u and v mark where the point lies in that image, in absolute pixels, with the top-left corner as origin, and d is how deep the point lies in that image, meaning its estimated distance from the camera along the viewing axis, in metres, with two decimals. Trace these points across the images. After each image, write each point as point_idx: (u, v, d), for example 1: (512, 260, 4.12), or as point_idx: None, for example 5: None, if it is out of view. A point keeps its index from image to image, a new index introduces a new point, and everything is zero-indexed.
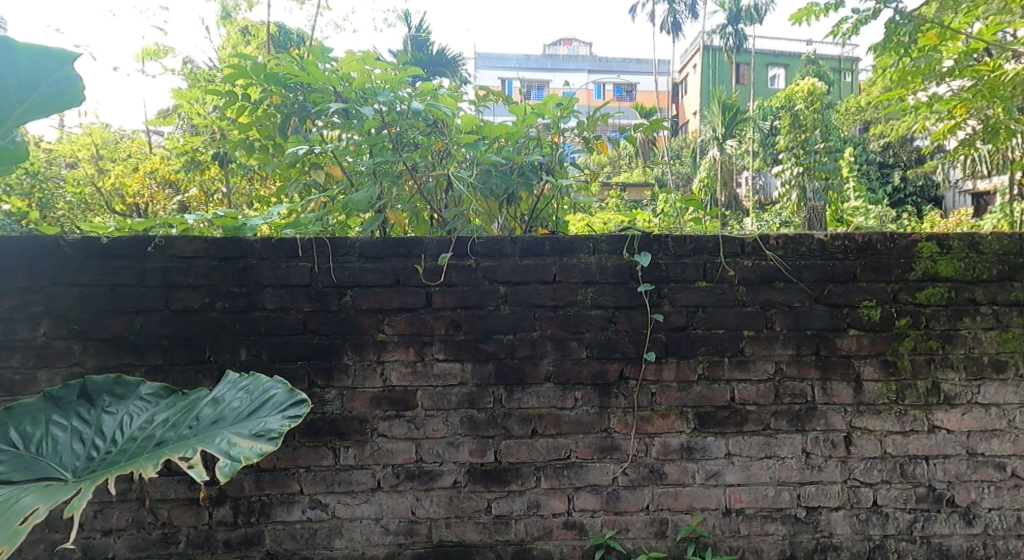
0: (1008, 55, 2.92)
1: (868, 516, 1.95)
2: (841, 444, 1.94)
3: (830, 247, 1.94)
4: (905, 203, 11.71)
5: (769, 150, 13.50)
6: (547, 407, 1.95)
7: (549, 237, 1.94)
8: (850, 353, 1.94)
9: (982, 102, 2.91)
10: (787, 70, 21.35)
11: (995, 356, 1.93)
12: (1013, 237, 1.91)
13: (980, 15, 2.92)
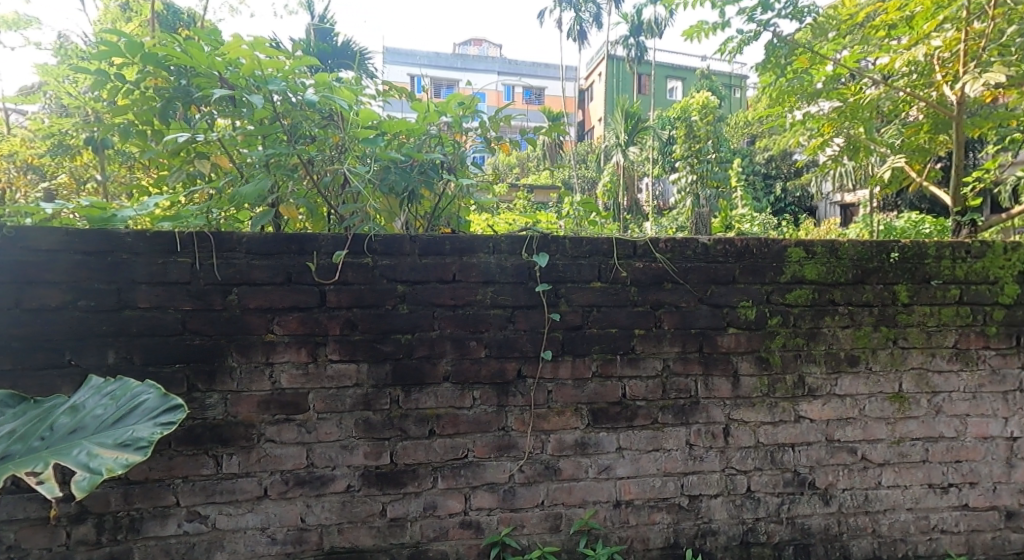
0: (866, 81, 3.28)
1: (742, 501, 2.09)
2: (720, 435, 2.08)
3: (713, 250, 2.07)
4: (785, 212, 12.72)
5: (667, 158, 14.18)
6: (444, 407, 1.94)
7: (448, 236, 1.94)
8: (729, 350, 2.08)
9: (844, 123, 3.27)
10: (684, 82, 22.48)
11: (849, 352, 2.14)
12: (866, 244, 2.13)
13: (844, 44, 3.23)
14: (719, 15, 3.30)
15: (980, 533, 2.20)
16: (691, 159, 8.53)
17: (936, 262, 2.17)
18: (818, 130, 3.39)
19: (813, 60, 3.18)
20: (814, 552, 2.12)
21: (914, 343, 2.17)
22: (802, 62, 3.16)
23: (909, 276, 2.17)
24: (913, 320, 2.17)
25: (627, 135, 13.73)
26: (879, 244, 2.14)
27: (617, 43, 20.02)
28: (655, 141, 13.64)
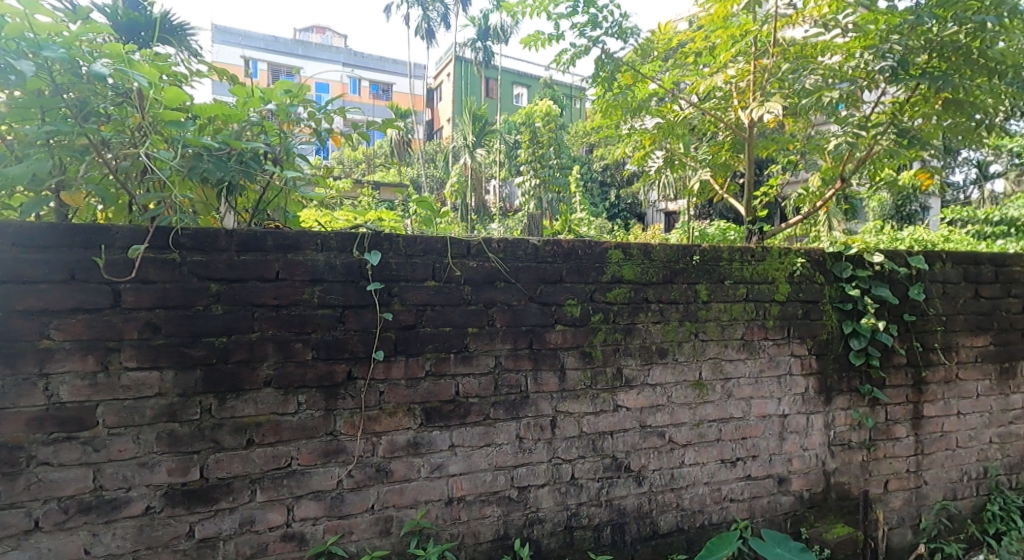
0: (679, 101, 3.67)
1: (567, 489, 2.21)
2: (548, 427, 2.18)
3: (542, 251, 2.16)
4: (619, 218, 13.71)
5: (512, 161, 14.60)
6: (265, 414, 1.81)
7: (271, 231, 1.82)
8: (556, 346, 2.18)
9: (662, 138, 3.67)
10: (528, 90, 23.24)
11: (660, 344, 2.35)
12: (674, 248, 2.36)
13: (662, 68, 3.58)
14: (554, 27, 3.45)
15: (761, 499, 2.53)
16: (535, 164, 8.86)
17: (729, 264, 2.48)
18: (639, 142, 3.75)
19: (635, 78, 3.50)
20: (628, 529, 2.30)
21: (711, 336, 2.44)
22: (626, 79, 3.49)
23: (707, 276, 2.43)
24: (710, 315, 2.44)
25: (473, 137, 13.88)
26: (684, 247, 2.39)
27: (465, 45, 20.17)
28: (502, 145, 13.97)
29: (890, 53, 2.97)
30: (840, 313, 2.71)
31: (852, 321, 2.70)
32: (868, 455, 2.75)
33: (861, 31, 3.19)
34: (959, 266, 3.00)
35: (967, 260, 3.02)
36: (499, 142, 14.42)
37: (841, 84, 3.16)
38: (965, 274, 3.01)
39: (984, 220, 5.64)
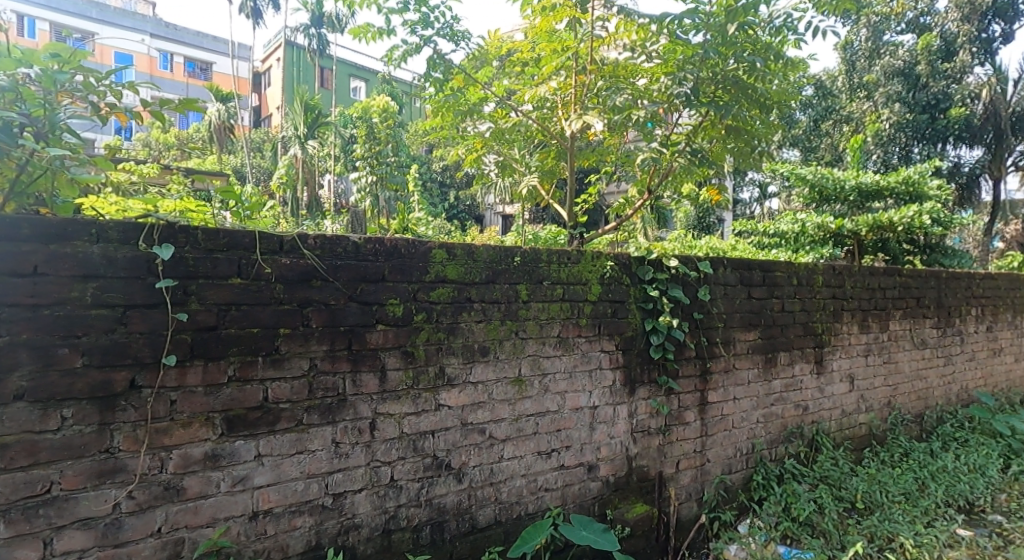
0: (508, 110, 3.87)
1: (385, 491, 2.16)
2: (366, 429, 2.11)
3: (363, 249, 2.10)
4: (457, 219, 13.99)
5: (348, 156, 14.11)
6: (16, 433, 1.54)
7: (28, 218, 1.56)
8: (377, 347, 2.13)
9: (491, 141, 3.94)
10: (366, 84, 22.55)
11: (482, 343, 2.39)
12: (496, 249, 2.43)
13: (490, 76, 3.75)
14: (385, 21, 3.39)
15: (572, 487, 2.69)
16: (372, 160, 8.64)
17: (547, 266, 2.60)
18: (472, 144, 4.01)
19: (467, 82, 3.66)
20: (446, 527, 2.31)
21: (530, 334, 2.54)
22: (458, 81, 3.63)
23: (527, 277, 2.53)
24: (530, 314, 2.54)
25: (306, 128, 13.00)
26: (506, 249, 2.46)
27: (297, 31, 19.07)
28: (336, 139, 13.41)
29: (685, 82, 3.35)
30: (643, 311, 2.98)
31: (653, 319, 2.98)
32: (663, 439, 3.06)
33: (663, 58, 3.52)
34: (737, 271, 3.47)
35: (742, 266, 3.51)
36: (334, 135, 13.81)
37: (645, 104, 3.50)
38: (741, 277, 3.49)
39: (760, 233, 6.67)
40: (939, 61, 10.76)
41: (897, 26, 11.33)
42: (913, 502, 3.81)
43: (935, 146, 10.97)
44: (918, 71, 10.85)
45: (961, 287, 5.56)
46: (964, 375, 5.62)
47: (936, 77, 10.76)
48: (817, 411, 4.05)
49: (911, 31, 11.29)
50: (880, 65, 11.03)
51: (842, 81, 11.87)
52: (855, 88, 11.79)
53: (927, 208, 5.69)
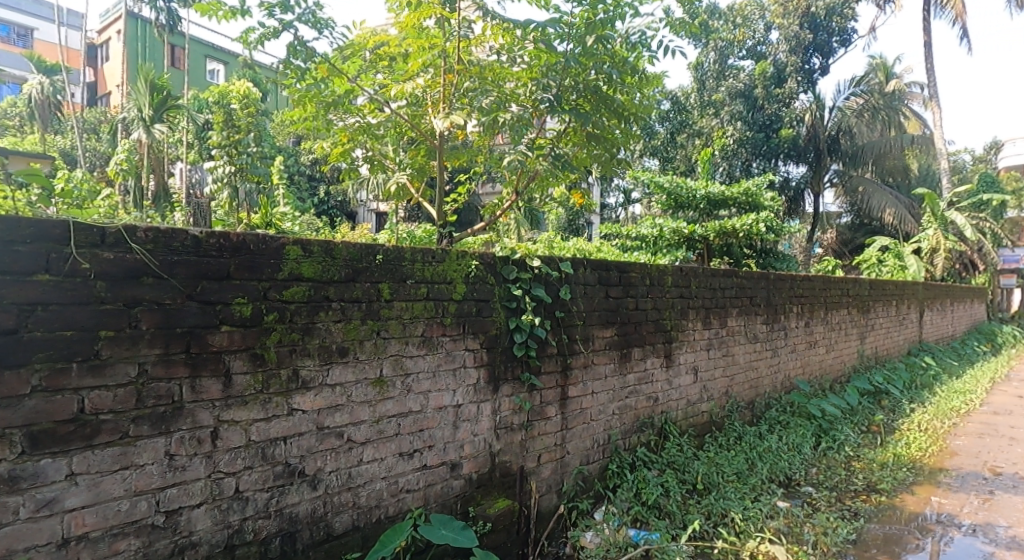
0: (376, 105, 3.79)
1: (229, 504, 2.01)
2: (207, 439, 1.95)
3: (205, 244, 1.94)
4: (327, 214, 13.70)
5: (203, 143, 13.12)
6: None
7: None
8: (220, 349, 1.97)
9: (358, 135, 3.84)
10: (226, 67, 20.95)
11: (340, 344, 2.31)
12: (356, 246, 2.35)
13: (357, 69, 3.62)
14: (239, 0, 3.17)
15: (434, 486, 2.68)
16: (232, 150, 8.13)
17: (411, 264, 2.57)
18: (337, 138, 3.85)
19: (331, 72, 3.48)
20: (299, 537, 2.20)
21: (392, 333, 2.49)
22: (322, 72, 3.43)
23: (390, 276, 2.48)
24: (393, 313, 2.49)
25: (153, 111, 11.68)
26: (367, 247, 2.40)
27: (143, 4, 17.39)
28: (189, 124, 12.40)
29: (548, 88, 3.52)
30: (507, 310, 3.04)
31: (516, 317, 3.06)
32: (526, 434, 3.15)
33: (529, 63, 3.67)
34: (596, 271, 3.65)
35: (600, 267, 3.70)
36: (187, 120, 12.66)
37: (512, 107, 3.58)
38: (599, 277, 3.68)
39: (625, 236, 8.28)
40: (772, 87, 13.48)
41: (739, 52, 14.00)
42: (743, 480, 4.27)
43: (769, 162, 13.93)
44: (755, 94, 13.50)
45: (786, 287, 6.28)
46: (787, 365, 6.35)
47: (770, 101, 13.54)
48: (665, 402, 4.37)
49: (750, 57, 14.03)
50: (726, 87, 13.57)
51: (694, 98, 14.29)
52: (705, 105, 14.15)
53: (760, 218, 7.74)
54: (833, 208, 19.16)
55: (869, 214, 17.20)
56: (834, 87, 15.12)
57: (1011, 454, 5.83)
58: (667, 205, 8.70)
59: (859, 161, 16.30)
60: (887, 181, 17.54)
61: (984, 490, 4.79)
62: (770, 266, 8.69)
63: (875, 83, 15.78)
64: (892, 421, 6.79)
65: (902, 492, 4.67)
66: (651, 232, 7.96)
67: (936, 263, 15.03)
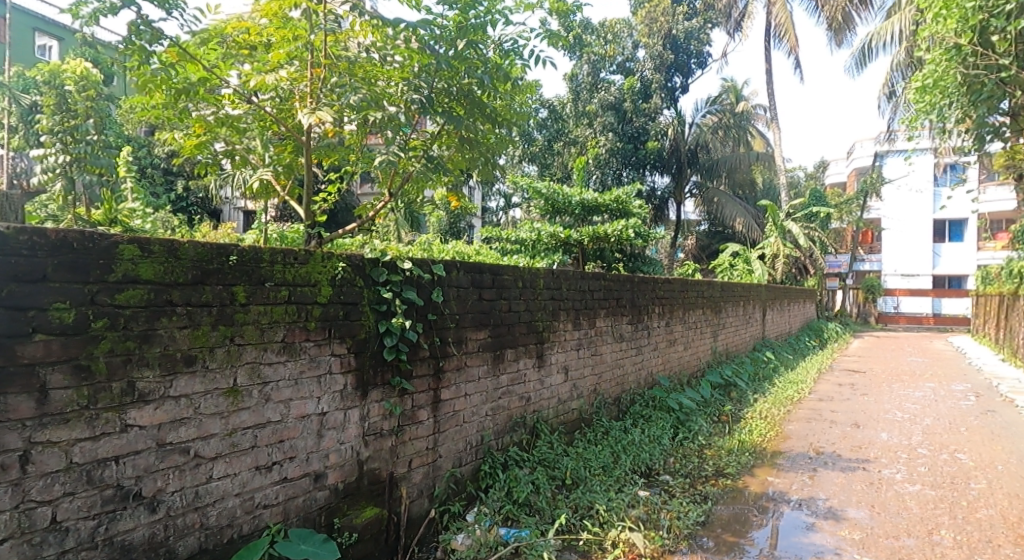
0: (237, 96, 3.55)
1: (44, 537, 1.78)
2: (15, 465, 1.72)
3: (14, 241, 1.72)
4: (187, 211, 12.67)
5: (35, 129, 11.65)
6: None
7: None
8: (34, 362, 1.76)
9: (216, 126, 3.56)
10: (61, 44, 18.96)
11: (186, 352, 2.12)
12: (206, 246, 2.18)
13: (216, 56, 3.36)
14: None
15: (295, 499, 2.55)
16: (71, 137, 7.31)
17: (270, 266, 2.42)
18: (193, 128, 3.55)
19: (183, 57, 3.21)
20: None
21: (248, 340, 2.34)
22: (173, 57, 3.14)
23: (246, 278, 2.33)
24: (249, 318, 2.34)
25: None
26: (219, 247, 2.23)
27: None
28: (17, 105, 10.96)
29: (419, 90, 3.50)
30: (376, 313, 2.97)
31: (386, 320, 2.99)
32: (395, 440, 3.09)
33: (401, 62, 3.59)
34: (469, 274, 3.67)
35: (473, 269, 3.72)
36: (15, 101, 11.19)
37: (383, 108, 3.51)
38: (472, 280, 3.69)
39: (507, 240, 8.85)
40: (639, 102, 14.46)
41: (611, 66, 14.76)
42: (608, 473, 4.50)
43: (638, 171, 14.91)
44: (625, 107, 14.36)
45: (649, 289, 6.69)
46: (650, 362, 6.77)
47: (638, 115, 14.47)
48: (537, 402, 4.48)
49: (620, 72, 14.82)
50: (599, 98, 14.28)
51: (570, 108, 14.92)
52: (580, 115, 14.77)
53: (629, 225, 8.39)
54: (693, 216, 20.98)
55: (723, 222, 19.04)
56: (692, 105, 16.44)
57: (832, 435, 6.62)
58: (545, 211, 9.31)
59: (715, 174, 17.79)
60: (737, 194, 19.16)
61: (810, 468, 5.40)
62: (639, 269, 9.22)
63: (728, 103, 17.33)
64: (739, 410, 7.47)
65: (745, 474, 5.14)
66: (530, 237, 8.62)
67: (777, 267, 17.05)
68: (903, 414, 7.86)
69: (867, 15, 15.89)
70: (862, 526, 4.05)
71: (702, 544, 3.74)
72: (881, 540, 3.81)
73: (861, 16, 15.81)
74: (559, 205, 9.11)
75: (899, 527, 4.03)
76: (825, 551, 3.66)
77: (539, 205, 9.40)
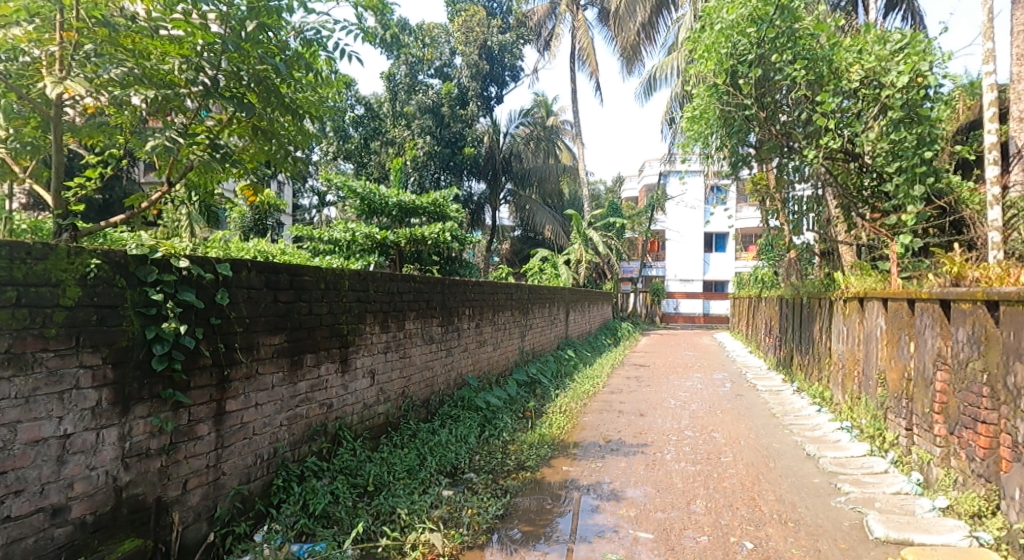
0: None
1: None
2: None
3: None
4: None
5: None
6: None
7: None
8: None
9: None
10: None
11: None
12: None
13: None
14: None
15: (24, 541, 2.14)
16: None
17: None
18: None
19: None
20: None
21: None
22: None
23: None
24: None
25: None
26: None
27: None
28: None
29: (201, 70, 3.16)
30: (143, 318, 2.60)
31: (156, 325, 2.63)
32: (167, 460, 2.73)
33: (179, 36, 3.20)
34: (262, 273, 3.39)
35: (267, 268, 3.44)
36: None
37: (154, 87, 3.11)
38: (266, 280, 3.41)
39: (320, 240, 8.58)
40: (456, 108, 14.72)
41: (429, 70, 14.74)
42: (414, 475, 4.47)
43: (454, 175, 15.08)
44: (442, 111, 14.48)
45: (460, 292, 6.79)
46: (460, 363, 6.85)
47: (455, 120, 14.71)
48: (340, 408, 4.27)
49: (438, 77, 14.92)
50: (416, 101, 14.26)
51: (387, 107, 14.48)
52: (397, 116, 14.48)
53: (446, 228, 8.50)
54: (507, 222, 21.86)
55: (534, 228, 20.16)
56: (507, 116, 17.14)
57: (619, 424, 7.30)
58: (360, 210, 9.08)
59: (527, 182, 18.84)
60: (546, 202, 20.55)
61: (599, 455, 5.87)
62: (455, 273, 9.33)
63: (538, 116, 18.44)
64: (541, 406, 7.89)
65: (543, 466, 5.44)
66: (344, 236, 8.36)
67: (580, 271, 18.46)
68: (677, 402, 8.92)
69: (651, 49, 17.63)
70: (637, 504, 4.50)
71: (512, 536, 3.89)
72: (652, 514, 4.27)
73: (646, 49, 17.53)
74: (375, 205, 8.93)
75: (667, 501, 4.55)
76: (606, 530, 4.00)
77: (353, 204, 9.14)
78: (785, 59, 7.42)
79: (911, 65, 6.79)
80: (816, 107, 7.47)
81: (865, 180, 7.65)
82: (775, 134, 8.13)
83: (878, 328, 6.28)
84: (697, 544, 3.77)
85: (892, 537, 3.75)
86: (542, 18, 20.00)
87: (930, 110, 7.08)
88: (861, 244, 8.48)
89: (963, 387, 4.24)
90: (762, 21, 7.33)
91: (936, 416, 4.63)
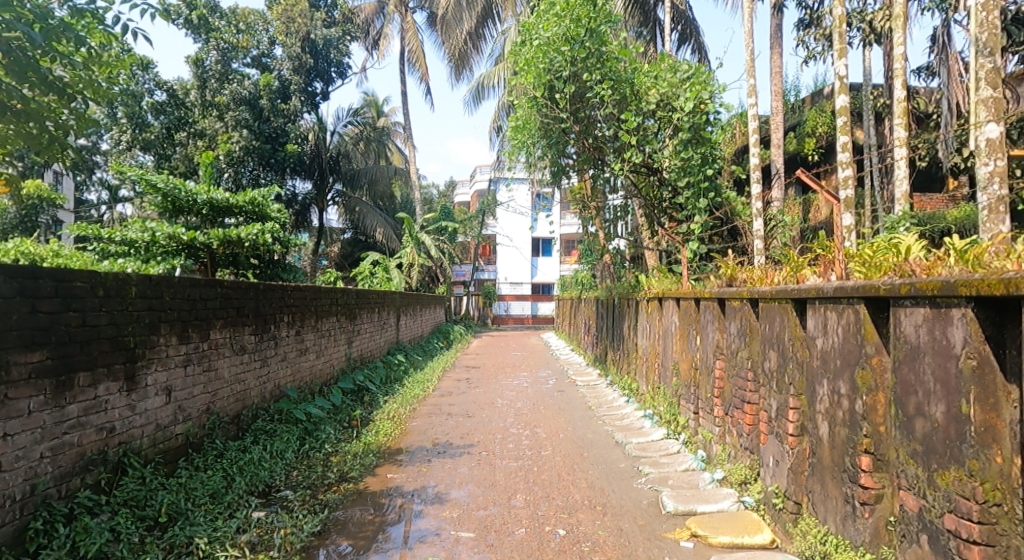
0: None
1: None
2: None
3: None
4: None
5: None
6: None
7: None
8: None
9: None
10: None
11: None
12: None
13: None
14: None
15: None
16: None
17: None
18: None
19: None
20: None
21: None
22: None
23: None
24: None
25: None
26: None
27: None
28: None
29: None
30: None
31: None
32: None
33: None
34: (14, 280, 2.87)
35: (22, 274, 2.94)
36: None
37: None
38: (20, 288, 2.91)
39: (111, 240, 7.64)
40: (277, 101, 13.76)
41: (244, 58, 13.60)
42: (218, 500, 4.10)
43: (275, 172, 14.11)
44: (261, 104, 13.45)
45: (276, 297, 6.36)
46: (277, 374, 6.41)
47: (276, 114, 13.79)
48: (125, 432, 3.75)
49: (255, 67, 13.84)
50: (230, 90, 12.95)
51: (194, 95, 13.02)
52: (207, 105, 13.14)
53: (266, 229, 7.79)
54: (336, 224, 21.05)
55: (365, 231, 19.63)
56: (333, 114, 16.50)
57: (446, 426, 7.35)
58: (163, 207, 8.18)
59: (357, 183, 18.48)
60: (378, 204, 20.14)
61: (425, 459, 5.86)
62: (276, 276, 8.83)
63: (367, 117, 18.20)
64: (368, 414, 7.68)
65: (366, 476, 5.28)
66: (141, 237, 7.44)
67: (412, 275, 18.29)
68: (503, 401, 9.22)
69: (477, 59, 17.95)
70: (460, 504, 4.56)
71: (340, 550, 3.76)
72: (473, 513, 4.36)
73: (473, 59, 17.79)
74: (181, 203, 8.07)
75: (488, 499, 4.67)
76: (428, 534, 4.00)
77: (154, 200, 8.18)
78: (594, 78, 8.01)
79: (695, 93, 7.73)
80: (622, 124, 8.17)
81: (664, 193, 8.49)
82: (589, 147, 8.75)
83: (673, 324, 7.05)
84: (515, 537, 3.92)
85: (680, 510, 4.21)
86: (369, 17, 19.62)
87: (710, 134, 8.16)
88: (661, 250, 9.45)
89: (734, 372, 4.91)
90: (575, 41, 7.89)
91: (716, 399, 5.31)
